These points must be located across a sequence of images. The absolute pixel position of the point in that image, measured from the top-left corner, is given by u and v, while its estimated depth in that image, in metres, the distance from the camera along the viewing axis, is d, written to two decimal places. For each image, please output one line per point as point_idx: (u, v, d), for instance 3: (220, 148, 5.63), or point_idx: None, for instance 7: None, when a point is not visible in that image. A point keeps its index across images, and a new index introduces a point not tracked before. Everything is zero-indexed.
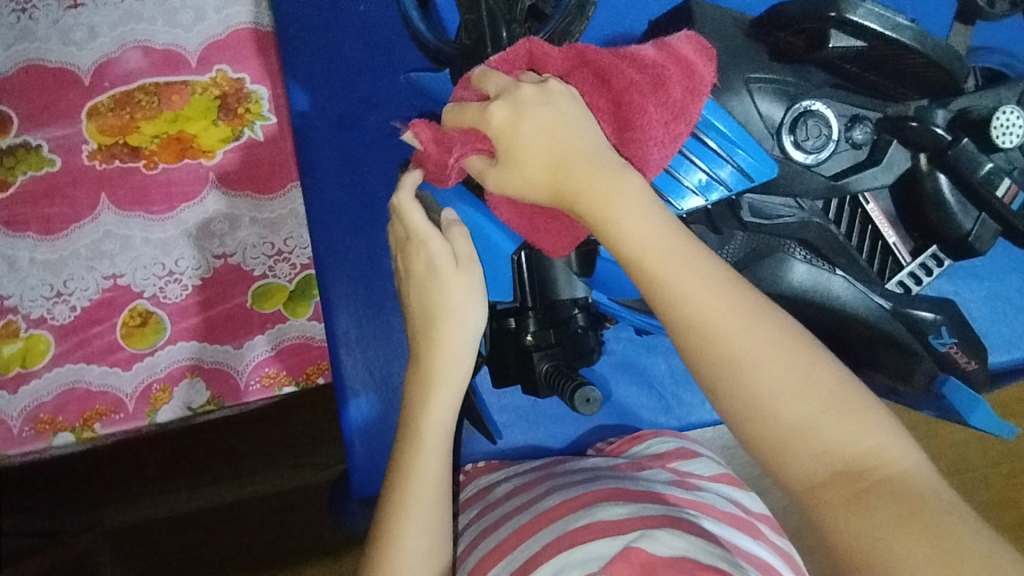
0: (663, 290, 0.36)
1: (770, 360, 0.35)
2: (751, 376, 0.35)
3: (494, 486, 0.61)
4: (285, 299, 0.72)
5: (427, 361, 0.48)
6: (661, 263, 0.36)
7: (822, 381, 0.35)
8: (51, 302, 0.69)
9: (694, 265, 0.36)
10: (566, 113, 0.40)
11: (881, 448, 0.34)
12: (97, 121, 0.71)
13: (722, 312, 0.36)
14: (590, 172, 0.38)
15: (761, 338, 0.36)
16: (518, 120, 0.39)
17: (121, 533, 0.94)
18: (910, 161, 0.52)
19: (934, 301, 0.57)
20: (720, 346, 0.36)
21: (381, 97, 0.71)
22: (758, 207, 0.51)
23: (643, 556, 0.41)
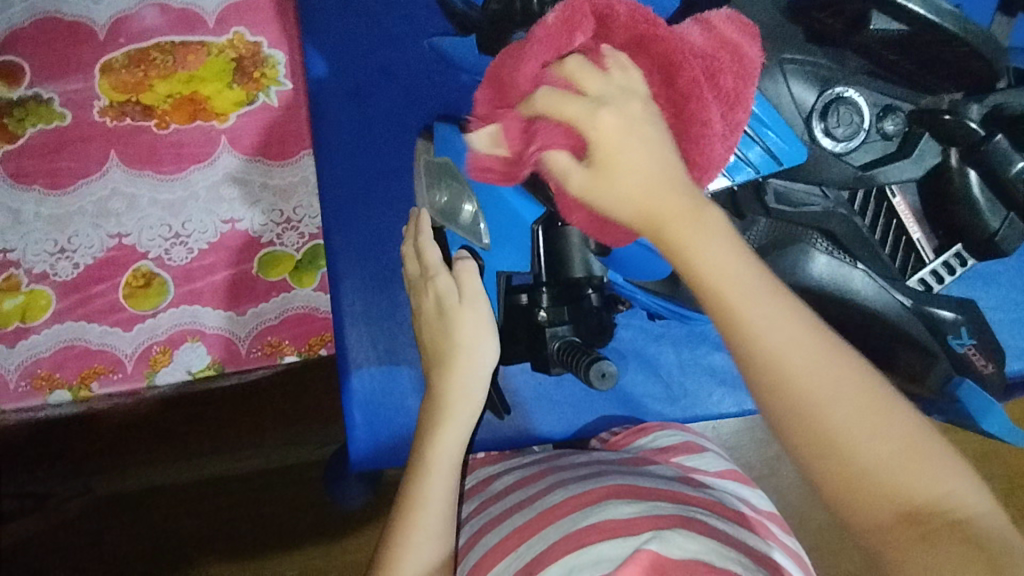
0: (738, 325, 0.34)
1: (845, 402, 0.34)
2: (826, 418, 0.34)
3: (495, 478, 0.61)
4: (291, 268, 0.71)
5: (438, 396, 0.54)
6: (737, 294, 0.34)
7: (896, 422, 0.34)
8: (54, 258, 0.68)
9: (769, 298, 0.35)
10: (667, 133, 0.36)
11: (955, 492, 0.33)
12: (110, 77, 0.70)
13: (798, 348, 0.34)
14: (669, 199, 0.35)
15: (834, 376, 0.34)
16: (629, 131, 0.35)
17: (112, 499, 0.93)
18: (940, 157, 0.50)
19: (957, 301, 0.56)
20: (792, 383, 0.34)
21: (400, 67, 0.71)
22: (784, 194, 0.50)
23: (652, 558, 0.41)
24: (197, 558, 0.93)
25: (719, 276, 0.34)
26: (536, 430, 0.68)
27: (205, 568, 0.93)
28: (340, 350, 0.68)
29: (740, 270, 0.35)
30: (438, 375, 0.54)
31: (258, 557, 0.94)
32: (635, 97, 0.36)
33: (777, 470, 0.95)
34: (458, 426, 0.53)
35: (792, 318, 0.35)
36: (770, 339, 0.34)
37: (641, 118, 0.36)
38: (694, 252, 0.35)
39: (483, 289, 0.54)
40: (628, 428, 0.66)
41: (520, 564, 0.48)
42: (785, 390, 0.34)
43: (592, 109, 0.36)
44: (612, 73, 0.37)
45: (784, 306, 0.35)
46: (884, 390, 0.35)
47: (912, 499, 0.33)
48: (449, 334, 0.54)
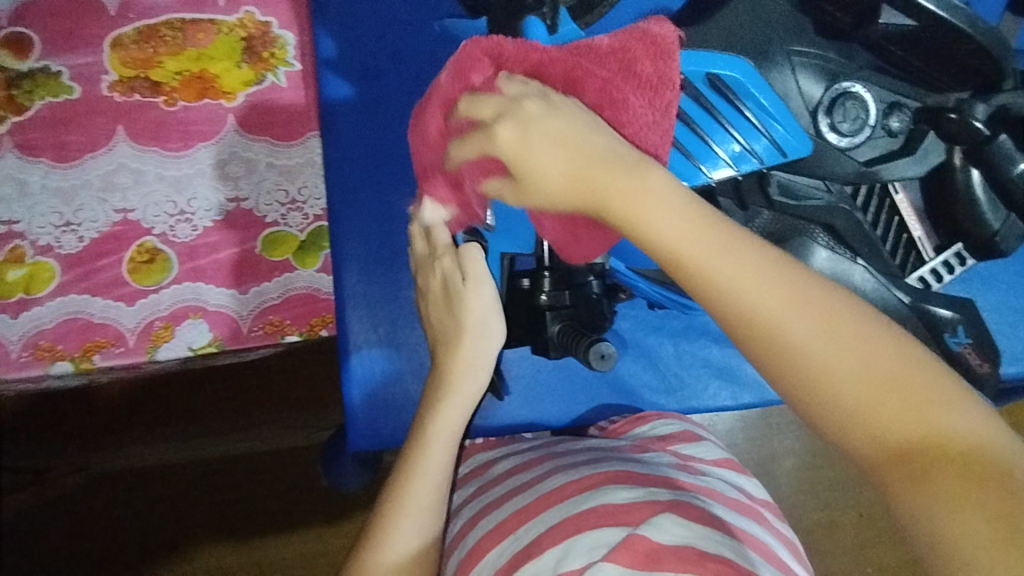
0: (701, 282, 0.36)
1: (824, 348, 0.34)
2: (798, 361, 0.35)
3: (493, 463, 0.61)
4: (294, 249, 0.71)
5: (442, 374, 0.55)
6: (698, 258, 0.36)
7: (886, 354, 0.34)
8: (59, 231, 0.68)
9: (726, 251, 0.36)
10: (574, 122, 0.38)
11: (954, 422, 0.33)
12: (120, 52, 0.70)
13: (763, 299, 0.35)
14: (611, 169, 0.37)
15: (809, 322, 0.35)
16: (529, 135, 0.38)
17: (110, 475, 0.94)
18: (944, 155, 0.51)
19: (954, 300, 0.56)
20: (758, 333, 0.35)
21: (409, 52, 0.71)
22: (787, 186, 0.51)
23: (645, 544, 0.42)
24: (192, 538, 0.94)
25: (680, 244, 0.36)
26: (536, 417, 0.69)
27: (201, 549, 0.94)
28: (340, 334, 0.68)
29: (691, 229, 0.36)
30: (441, 353, 0.56)
31: (253, 538, 0.94)
32: (530, 100, 0.39)
33: (770, 469, 0.98)
34: (459, 403, 0.54)
35: (759, 270, 0.36)
36: (738, 296, 0.35)
37: (538, 115, 0.38)
38: (648, 220, 0.36)
39: (488, 273, 0.54)
40: (627, 417, 0.67)
41: (518, 547, 0.48)
42: (758, 344, 0.35)
43: (491, 131, 0.39)
44: (505, 90, 0.40)
45: (747, 260, 0.36)
46: (870, 323, 0.35)
47: (910, 433, 0.34)
48: (457, 318, 0.55)
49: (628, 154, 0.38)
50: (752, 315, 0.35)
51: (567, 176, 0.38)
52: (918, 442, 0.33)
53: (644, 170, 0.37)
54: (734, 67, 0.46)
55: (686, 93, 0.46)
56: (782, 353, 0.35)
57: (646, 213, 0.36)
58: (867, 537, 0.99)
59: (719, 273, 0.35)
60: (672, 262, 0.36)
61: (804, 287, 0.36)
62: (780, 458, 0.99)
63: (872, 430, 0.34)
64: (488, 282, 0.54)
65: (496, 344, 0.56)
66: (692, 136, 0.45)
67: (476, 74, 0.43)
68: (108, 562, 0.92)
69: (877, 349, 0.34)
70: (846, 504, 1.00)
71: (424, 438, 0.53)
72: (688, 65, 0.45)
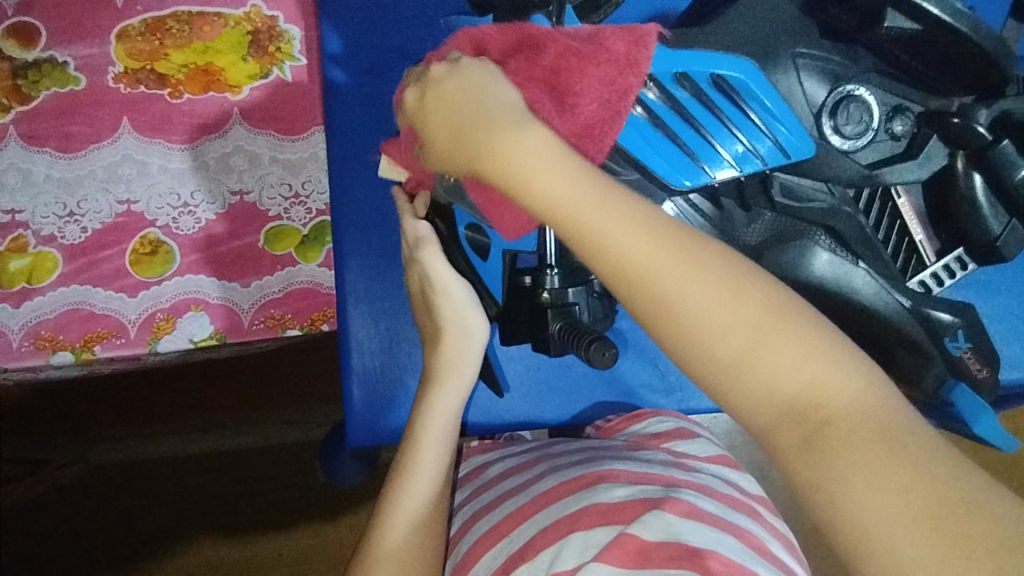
0: (582, 241, 0.34)
1: (706, 302, 0.33)
2: (687, 321, 0.33)
3: (489, 465, 0.62)
4: (297, 243, 0.72)
5: (433, 372, 0.56)
6: (575, 211, 0.34)
7: (771, 309, 0.33)
8: (62, 221, 0.69)
9: (608, 205, 0.34)
10: (477, 83, 0.39)
11: (838, 382, 0.32)
12: (126, 44, 0.70)
13: (646, 256, 0.34)
14: (494, 128, 0.36)
15: (692, 275, 0.33)
16: (427, 96, 0.40)
17: (107, 467, 0.94)
18: (946, 159, 0.51)
19: (954, 304, 0.56)
20: (646, 294, 0.34)
21: (415, 48, 0.71)
22: (790, 188, 0.51)
23: (636, 543, 0.43)
24: (188, 532, 0.94)
25: (558, 199, 0.35)
26: (534, 415, 0.69)
27: (196, 543, 0.94)
28: (341, 326, 0.68)
29: (572, 185, 0.35)
30: (431, 350, 0.57)
31: (249, 532, 0.94)
32: (447, 67, 0.40)
33: (767, 473, 0.99)
34: (449, 398, 0.55)
35: (638, 221, 0.34)
36: (618, 249, 0.34)
37: (439, 79, 0.40)
38: (529, 179, 0.35)
39: (452, 272, 0.55)
40: (623, 415, 0.67)
41: (513, 549, 0.48)
42: (643, 302, 0.34)
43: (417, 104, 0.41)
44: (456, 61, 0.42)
45: (624, 212, 0.34)
46: (751, 276, 0.34)
47: (795, 392, 0.33)
48: (436, 317, 0.56)
49: (508, 110, 0.37)
50: (634, 269, 0.34)
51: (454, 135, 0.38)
52: (803, 403, 0.32)
53: (521, 123, 0.36)
54: (738, 69, 0.46)
55: (688, 92, 0.46)
56: (666, 311, 0.33)
57: (523, 165, 0.35)
58: None
59: (597, 225, 0.34)
60: (553, 220, 0.35)
61: (684, 237, 0.34)
62: None
63: (762, 391, 0.33)
64: (455, 282, 0.55)
65: (478, 347, 0.56)
66: (693, 135, 0.46)
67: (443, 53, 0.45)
68: (103, 554, 0.92)
69: (761, 302, 0.33)
70: None
71: (418, 434, 0.55)
72: (690, 65, 0.46)
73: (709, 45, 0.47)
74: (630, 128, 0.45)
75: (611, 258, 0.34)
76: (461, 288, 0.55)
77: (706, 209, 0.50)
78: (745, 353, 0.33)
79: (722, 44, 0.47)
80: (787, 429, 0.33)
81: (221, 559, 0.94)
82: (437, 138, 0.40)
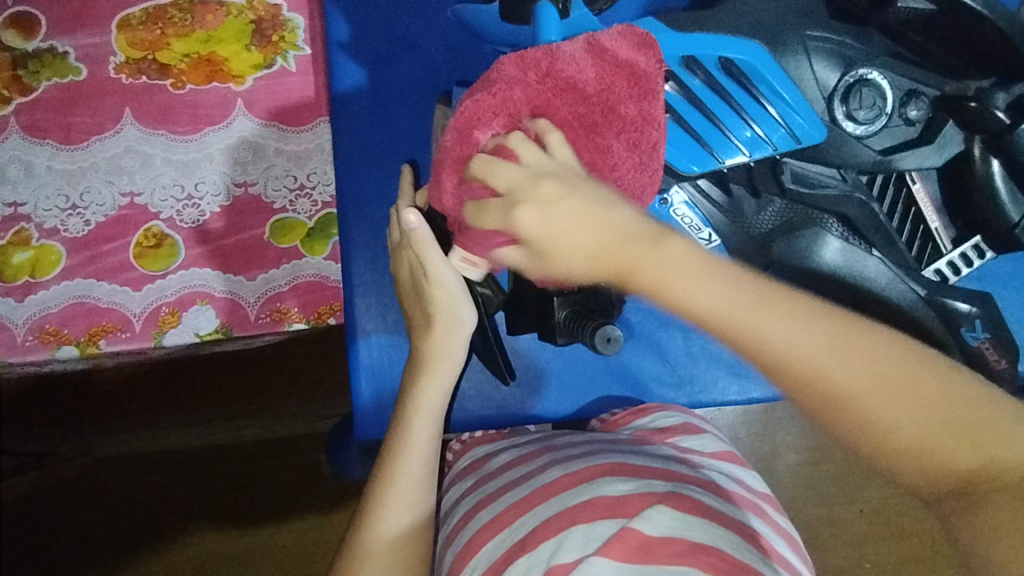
0: (755, 345, 0.35)
1: (877, 406, 0.35)
2: (858, 411, 0.35)
3: (490, 457, 0.61)
4: (303, 236, 0.70)
5: (421, 359, 0.56)
6: (741, 322, 0.35)
7: (926, 393, 0.35)
8: (65, 214, 0.68)
9: (774, 306, 0.35)
10: (593, 196, 0.38)
11: (998, 449, 0.35)
12: (128, 34, 0.69)
13: (815, 356, 0.35)
14: (636, 245, 0.36)
15: (845, 362, 0.35)
16: (549, 221, 0.37)
17: (112, 461, 0.94)
18: (963, 145, 0.50)
19: (972, 293, 0.56)
20: (818, 388, 0.35)
21: (421, 36, 0.70)
22: (802, 176, 0.50)
23: (639, 537, 0.42)
24: (191, 525, 0.93)
25: (717, 305, 0.35)
26: (541, 409, 0.68)
27: (200, 537, 0.93)
28: (350, 318, 0.68)
29: (731, 292, 0.35)
30: (417, 336, 0.57)
31: (254, 526, 0.94)
32: (544, 179, 0.38)
33: (772, 465, 0.99)
34: (434, 384, 0.55)
35: (805, 329, 0.35)
36: (783, 352, 0.35)
37: (555, 195, 0.37)
38: (688, 291, 0.35)
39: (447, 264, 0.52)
40: (628, 409, 0.67)
41: (514, 539, 0.48)
42: (818, 395, 0.35)
43: (509, 207, 0.39)
44: (523, 158, 0.39)
45: (786, 323, 0.35)
46: (900, 353, 0.36)
47: (963, 468, 0.35)
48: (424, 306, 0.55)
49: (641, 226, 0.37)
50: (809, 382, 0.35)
51: (588, 259, 0.38)
52: (968, 476, 0.36)
53: (660, 239, 0.37)
54: (744, 51, 0.46)
55: (699, 80, 0.47)
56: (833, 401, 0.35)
57: (681, 281, 0.36)
58: (867, 535, 0.99)
59: (766, 340, 0.35)
60: (718, 325, 0.35)
61: (849, 339, 0.35)
62: (781, 453, 0.99)
63: (932, 466, 0.36)
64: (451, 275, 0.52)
65: (464, 343, 0.56)
66: (706, 124, 0.47)
67: (481, 132, 0.42)
68: (107, 547, 0.92)
69: (926, 400, 0.35)
70: (848, 502, 1.00)
71: (405, 420, 0.54)
72: (698, 48, 0.46)
73: (724, 33, 0.46)
74: None
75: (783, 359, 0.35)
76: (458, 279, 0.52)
77: (714, 197, 0.53)
78: (914, 433, 0.35)
79: (740, 26, 0.47)
80: (950, 495, 0.36)
81: (226, 554, 0.93)
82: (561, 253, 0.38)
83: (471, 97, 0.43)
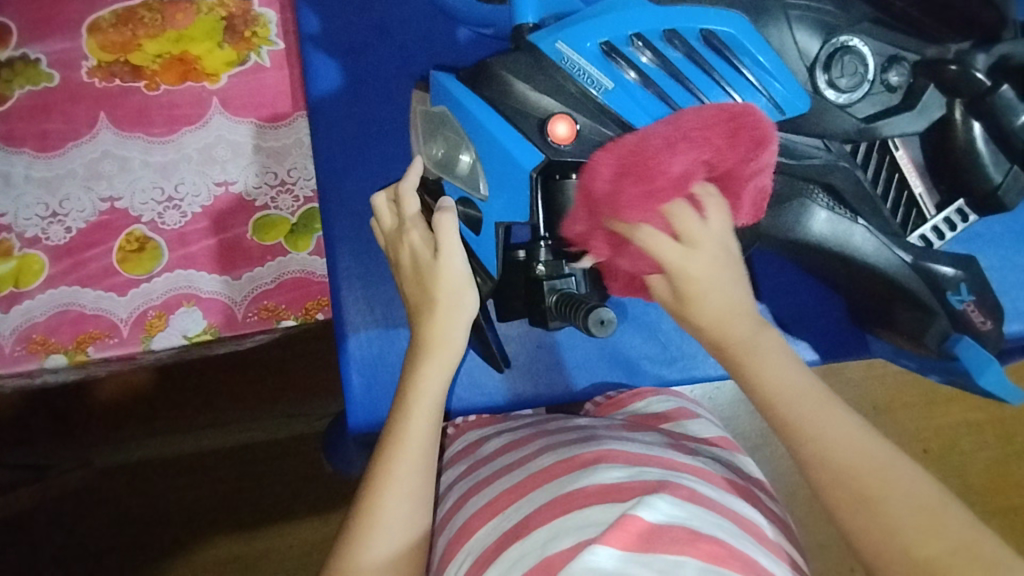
0: (795, 425, 0.42)
1: (907, 519, 0.38)
2: (878, 505, 0.39)
3: (483, 441, 0.61)
4: (285, 232, 0.70)
5: (415, 347, 0.52)
6: (792, 404, 0.43)
7: (944, 524, 0.38)
8: (45, 222, 0.67)
9: (825, 410, 0.42)
10: (738, 277, 0.44)
11: None
12: (98, 37, 0.69)
13: (849, 454, 0.41)
14: (742, 327, 0.44)
15: (869, 466, 0.40)
16: (712, 276, 0.43)
17: (113, 470, 0.94)
18: (943, 109, 0.50)
19: (957, 257, 0.55)
20: (843, 476, 0.40)
21: (395, 24, 0.70)
22: (787, 147, 0.49)
23: (637, 525, 0.41)
24: (196, 530, 0.94)
25: (780, 384, 0.43)
26: (535, 394, 0.68)
27: (207, 542, 0.94)
28: (337, 314, 0.68)
29: (794, 382, 0.43)
30: (419, 321, 0.52)
31: (259, 528, 0.94)
32: (723, 243, 0.44)
33: (772, 441, 0.99)
34: (435, 375, 0.51)
35: (847, 431, 0.42)
36: (825, 441, 0.41)
37: (723, 259, 0.44)
38: (756, 369, 0.44)
39: (462, 247, 0.51)
40: (621, 394, 0.66)
41: (506, 526, 0.47)
42: (837, 481, 0.40)
43: (688, 253, 0.43)
44: (710, 219, 0.43)
45: (841, 425, 0.42)
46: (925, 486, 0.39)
47: None
48: (424, 288, 0.52)
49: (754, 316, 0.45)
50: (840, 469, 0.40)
51: (706, 325, 0.44)
52: None
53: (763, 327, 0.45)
54: (729, 23, 0.46)
55: (688, 58, 0.46)
56: (847, 490, 0.40)
57: (755, 361, 0.44)
58: None
59: (811, 429, 0.42)
60: (773, 400, 0.43)
61: (900, 464, 0.40)
62: None
63: None
64: (456, 257, 0.50)
65: (462, 333, 0.52)
66: (688, 97, 0.46)
67: (686, 164, 0.42)
68: (116, 555, 0.93)
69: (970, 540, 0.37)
70: None
71: (404, 412, 0.50)
72: (681, 21, 0.46)
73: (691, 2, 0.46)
74: (620, 89, 0.45)
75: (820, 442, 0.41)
76: (462, 265, 0.51)
77: None
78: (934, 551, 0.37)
79: None
80: None
81: (235, 557, 0.94)
82: (691, 314, 0.44)
83: (694, 117, 0.42)
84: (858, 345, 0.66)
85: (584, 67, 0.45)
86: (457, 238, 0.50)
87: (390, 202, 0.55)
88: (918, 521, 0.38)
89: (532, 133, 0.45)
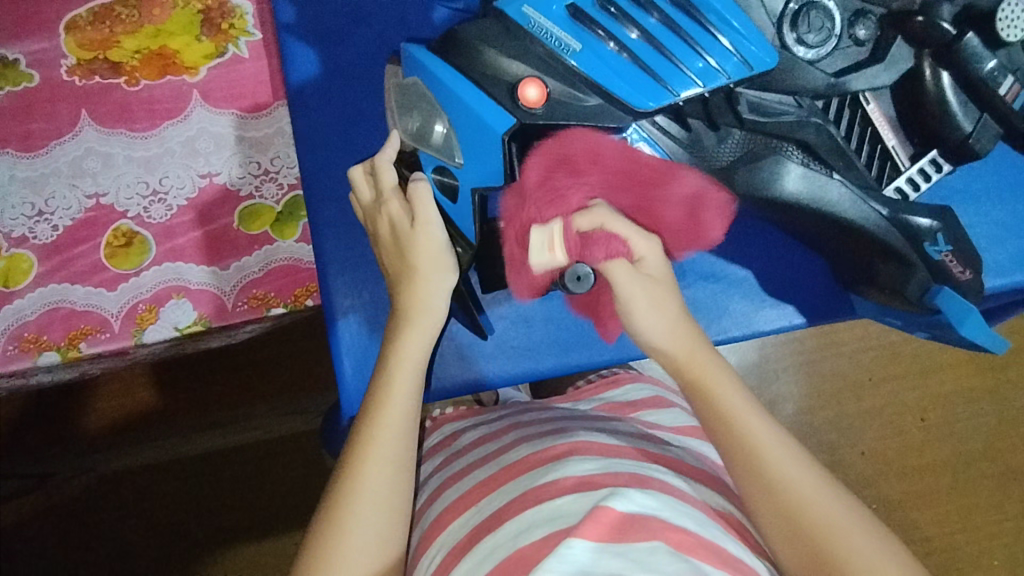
0: (727, 423, 0.48)
1: (814, 510, 0.44)
2: (791, 496, 0.45)
3: (460, 435, 0.62)
4: (272, 221, 0.70)
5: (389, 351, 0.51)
6: (726, 405, 0.48)
7: (840, 513, 0.44)
8: (32, 221, 0.67)
9: (751, 413, 0.48)
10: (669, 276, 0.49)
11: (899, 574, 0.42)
12: (76, 35, 0.69)
13: (771, 452, 0.46)
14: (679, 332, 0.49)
15: (786, 462, 0.46)
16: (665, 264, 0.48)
17: (110, 476, 0.93)
18: (912, 61, 0.51)
19: (934, 209, 0.56)
20: (764, 470, 0.46)
21: (370, 10, 0.70)
22: (757, 105, 0.51)
23: (610, 515, 0.41)
24: (197, 532, 0.94)
25: (714, 386, 0.48)
26: (527, 368, 0.68)
27: (209, 542, 0.94)
28: (325, 298, 0.68)
29: (725, 385, 0.49)
30: (400, 291, 0.53)
31: (260, 526, 0.95)
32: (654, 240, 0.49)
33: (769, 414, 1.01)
34: (408, 374, 0.51)
35: (769, 432, 0.47)
36: (753, 437, 0.47)
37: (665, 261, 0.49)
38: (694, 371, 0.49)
39: (437, 212, 0.51)
40: (598, 381, 0.69)
41: (477, 522, 0.47)
42: (758, 474, 0.46)
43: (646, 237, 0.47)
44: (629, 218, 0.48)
45: (765, 427, 0.48)
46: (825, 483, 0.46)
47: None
48: (406, 260, 0.52)
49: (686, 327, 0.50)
50: (767, 472, 0.46)
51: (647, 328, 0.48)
52: None
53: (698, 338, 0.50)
54: None
55: (654, 18, 0.47)
56: (766, 482, 0.46)
57: (692, 363, 0.49)
58: (870, 475, 1.03)
59: (741, 430, 0.47)
60: (709, 399, 0.48)
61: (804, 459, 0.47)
62: (779, 403, 1.03)
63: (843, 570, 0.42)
64: (435, 223, 0.51)
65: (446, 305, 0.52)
66: (659, 59, 0.46)
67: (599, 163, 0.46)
68: (119, 557, 0.93)
69: (859, 526, 0.44)
70: (851, 446, 1.04)
71: (380, 410, 0.49)
72: None
73: None
74: (588, 51, 0.46)
75: (747, 439, 0.47)
76: (441, 231, 0.52)
77: (676, 133, 0.50)
78: (833, 536, 0.43)
79: None
80: None
81: (237, 558, 0.94)
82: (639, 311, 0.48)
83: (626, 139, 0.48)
84: (845, 305, 0.67)
85: (551, 30, 0.46)
86: (433, 203, 0.51)
87: (367, 175, 0.55)
88: (821, 509, 0.44)
89: (503, 98, 0.47)
